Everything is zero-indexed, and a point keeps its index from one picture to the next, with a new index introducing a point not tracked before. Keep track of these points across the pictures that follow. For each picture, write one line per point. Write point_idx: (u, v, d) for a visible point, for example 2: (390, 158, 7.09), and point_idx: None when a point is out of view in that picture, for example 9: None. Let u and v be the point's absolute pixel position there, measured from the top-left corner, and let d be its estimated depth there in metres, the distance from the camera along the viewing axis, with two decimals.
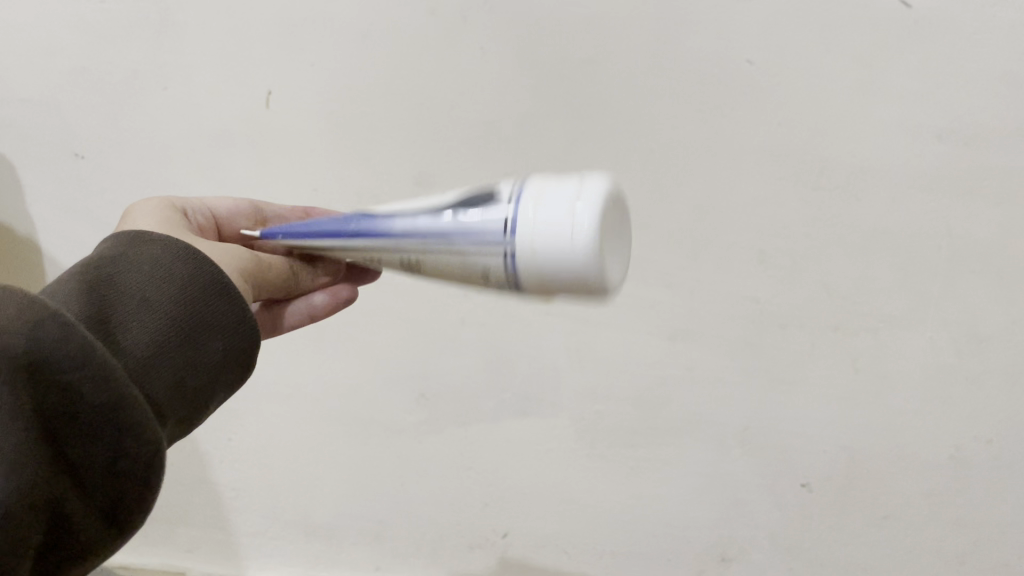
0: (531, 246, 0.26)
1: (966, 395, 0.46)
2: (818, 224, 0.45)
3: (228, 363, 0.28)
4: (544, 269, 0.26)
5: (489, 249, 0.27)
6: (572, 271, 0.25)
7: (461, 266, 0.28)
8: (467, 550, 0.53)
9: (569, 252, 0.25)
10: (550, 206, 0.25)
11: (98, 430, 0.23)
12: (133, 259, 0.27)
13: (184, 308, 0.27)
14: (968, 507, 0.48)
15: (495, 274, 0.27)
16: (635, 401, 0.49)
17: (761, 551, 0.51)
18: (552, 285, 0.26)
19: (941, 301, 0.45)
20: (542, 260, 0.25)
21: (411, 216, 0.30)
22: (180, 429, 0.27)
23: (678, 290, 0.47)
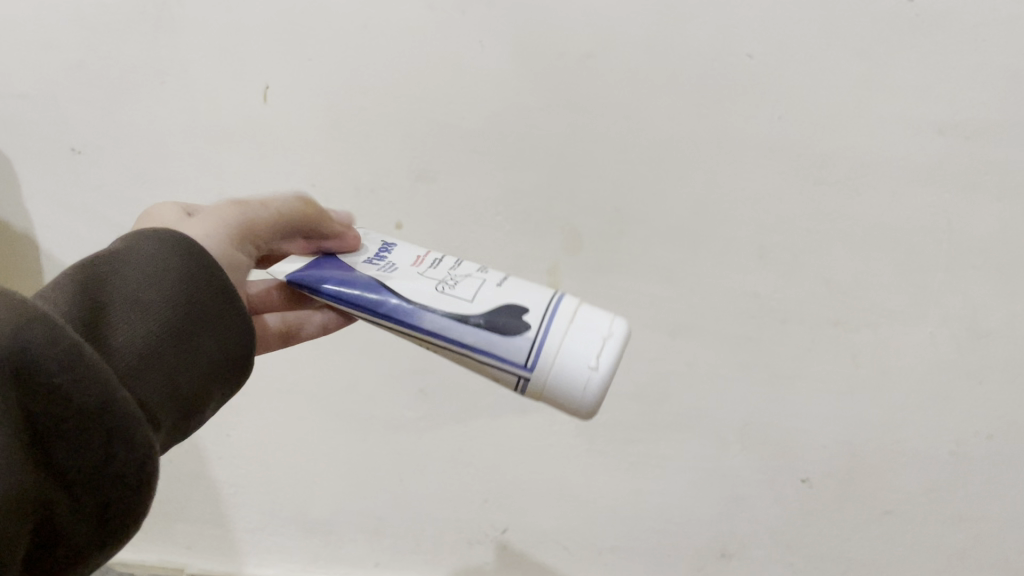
0: (549, 379, 0.29)
1: (967, 389, 0.46)
2: (819, 218, 0.45)
3: (221, 362, 0.28)
4: (551, 387, 0.30)
5: (506, 360, 0.30)
6: (574, 407, 0.30)
7: (470, 361, 0.31)
8: (467, 546, 0.53)
9: (582, 402, 0.29)
10: (569, 372, 0.29)
11: (88, 432, 0.23)
12: (125, 256, 0.27)
13: (177, 306, 0.26)
14: (968, 501, 0.48)
15: (501, 375, 0.31)
16: (636, 396, 0.49)
17: (761, 546, 0.51)
18: (552, 399, 0.30)
19: (941, 296, 0.45)
20: (554, 387, 0.29)
21: (443, 315, 0.31)
22: (174, 428, 0.27)
23: (678, 286, 0.47)
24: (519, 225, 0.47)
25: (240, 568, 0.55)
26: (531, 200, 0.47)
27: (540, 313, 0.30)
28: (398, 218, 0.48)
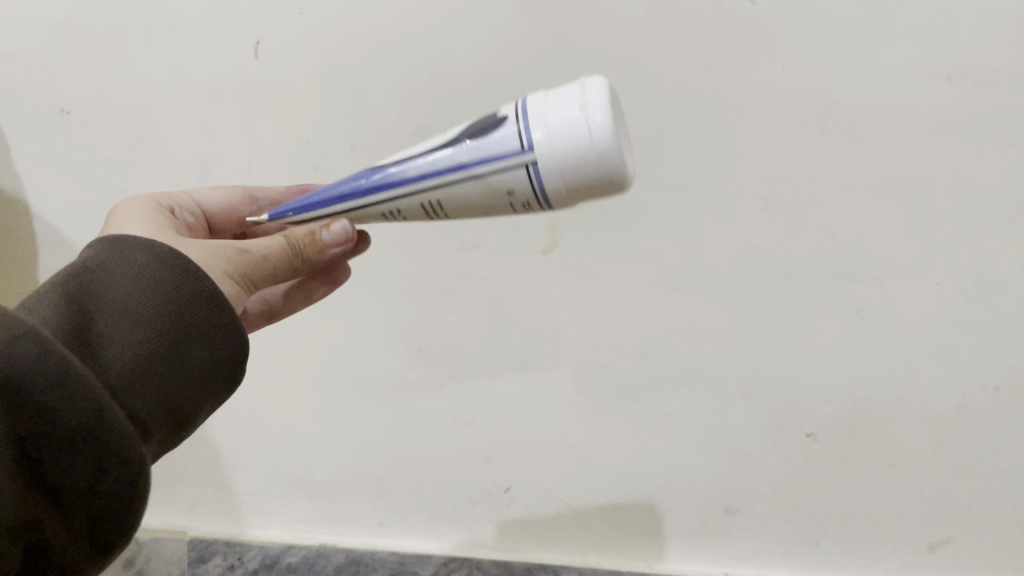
0: (553, 154, 0.30)
1: (975, 341, 0.46)
2: (825, 169, 0.44)
3: (215, 367, 0.29)
4: (559, 162, 0.29)
5: (507, 167, 0.31)
6: (588, 170, 0.29)
7: (482, 199, 0.32)
8: (471, 505, 0.51)
9: (588, 152, 0.29)
10: (567, 120, 0.29)
11: (76, 450, 0.24)
12: (117, 268, 0.28)
13: (168, 317, 0.28)
14: (976, 454, 0.48)
15: (520, 200, 0.31)
16: (638, 353, 0.48)
17: (767, 504, 0.50)
18: (569, 182, 0.30)
19: (949, 247, 0.45)
20: (560, 158, 0.29)
21: (427, 161, 0.33)
22: (169, 433, 0.28)
23: (681, 241, 0.46)
24: None
25: (244, 530, 0.53)
26: None
27: (513, 107, 0.31)
28: None
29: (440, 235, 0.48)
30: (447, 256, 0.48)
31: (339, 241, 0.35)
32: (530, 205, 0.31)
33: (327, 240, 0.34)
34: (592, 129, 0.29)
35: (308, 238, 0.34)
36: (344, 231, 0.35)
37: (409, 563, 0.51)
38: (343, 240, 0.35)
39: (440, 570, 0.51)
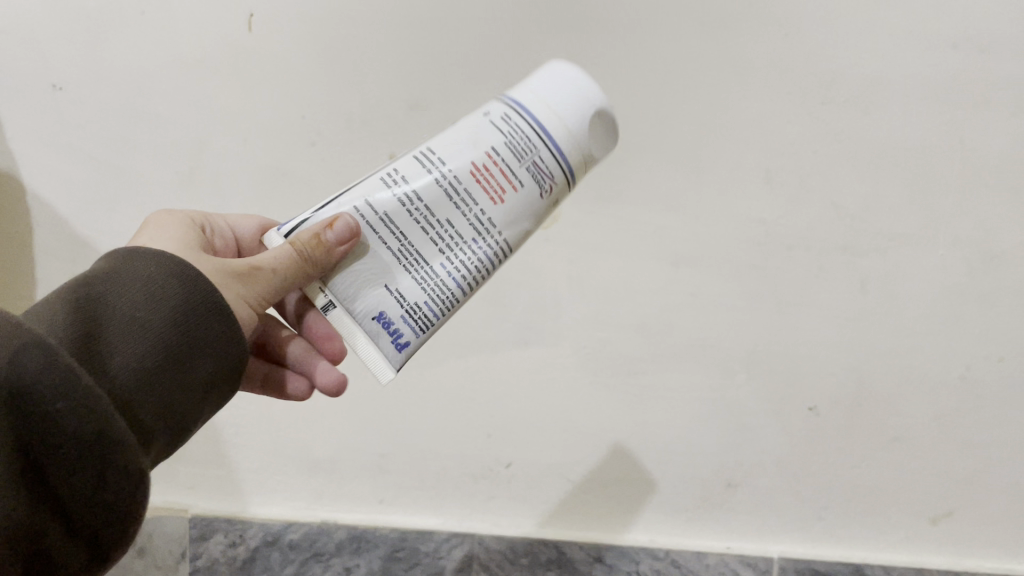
0: (528, 83, 0.32)
1: (980, 312, 0.46)
2: (827, 139, 0.43)
3: (216, 380, 0.28)
4: (538, 86, 0.31)
5: (489, 106, 0.32)
6: (564, 82, 0.31)
7: (471, 133, 0.31)
8: (471, 481, 0.51)
9: (560, 73, 0.32)
10: (541, 75, 0.32)
11: (81, 460, 0.23)
12: (124, 275, 0.26)
13: (176, 328, 0.26)
14: (979, 425, 0.48)
15: (500, 116, 0.31)
16: (639, 328, 0.48)
17: (769, 478, 0.49)
18: (551, 94, 0.31)
19: (954, 217, 0.44)
20: (536, 80, 0.32)
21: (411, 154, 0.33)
22: (165, 445, 0.27)
23: (683, 214, 0.45)
24: None
25: (244, 507, 0.53)
26: None
27: None
28: (389, 149, 0.46)
29: None
30: None
31: (346, 237, 0.30)
32: (516, 122, 0.31)
33: (333, 239, 0.30)
34: (572, 72, 0.32)
35: (312, 239, 0.30)
36: (349, 224, 0.30)
37: (411, 538, 0.51)
38: (350, 235, 0.30)
39: (443, 544, 0.51)
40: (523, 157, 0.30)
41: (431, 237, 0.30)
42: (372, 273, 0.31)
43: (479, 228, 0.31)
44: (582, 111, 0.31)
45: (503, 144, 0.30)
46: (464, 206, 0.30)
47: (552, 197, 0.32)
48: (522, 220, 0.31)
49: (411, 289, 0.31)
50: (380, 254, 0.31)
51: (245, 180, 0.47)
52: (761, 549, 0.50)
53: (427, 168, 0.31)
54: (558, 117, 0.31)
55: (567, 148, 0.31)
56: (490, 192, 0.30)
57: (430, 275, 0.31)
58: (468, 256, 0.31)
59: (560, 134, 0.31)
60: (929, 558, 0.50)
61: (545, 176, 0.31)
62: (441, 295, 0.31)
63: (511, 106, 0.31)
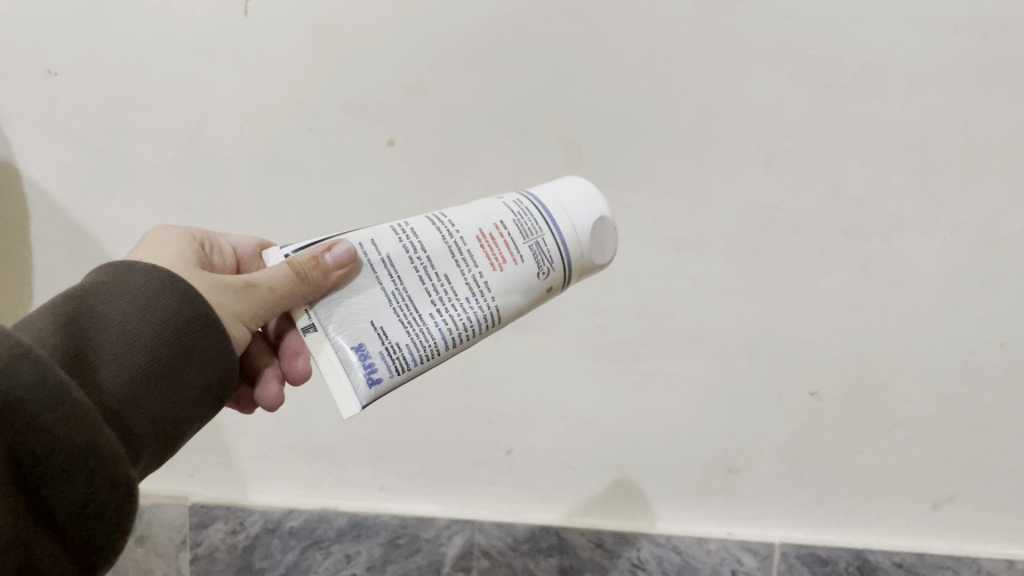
0: (545, 186, 0.35)
1: (982, 297, 0.45)
2: (829, 123, 0.43)
3: (205, 395, 0.28)
4: (554, 188, 0.35)
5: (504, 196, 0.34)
6: (578, 189, 0.35)
7: (484, 208, 0.33)
8: (472, 468, 0.51)
9: (574, 185, 0.35)
10: (553, 185, 0.35)
11: (70, 471, 0.22)
12: (114, 289, 0.26)
13: (167, 340, 0.26)
14: (981, 410, 0.47)
15: (514, 200, 0.34)
16: (640, 314, 0.47)
17: (770, 463, 0.49)
18: (566, 196, 0.34)
19: (956, 201, 0.44)
20: (552, 184, 0.35)
21: None
22: (153, 461, 0.26)
23: (684, 199, 0.45)
24: (517, 140, 0.45)
25: (244, 495, 0.53)
26: (530, 112, 0.44)
27: None
28: (388, 135, 0.46)
29: (436, 196, 0.47)
30: None
31: (345, 261, 0.30)
32: (527, 205, 0.33)
33: (331, 263, 0.30)
34: (586, 184, 0.35)
35: (311, 261, 0.30)
36: (349, 251, 0.30)
37: (411, 525, 0.51)
38: (348, 261, 0.30)
39: (443, 531, 0.51)
40: (529, 235, 0.32)
41: (425, 287, 0.31)
42: (361, 308, 0.30)
43: (472, 288, 0.31)
44: (586, 214, 0.34)
45: (513, 219, 0.32)
46: (463, 265, 0.31)
47: (546, 287, 0.33)
48: (516, 296, 0.32)
49: (395, 332, 0.30)
50: (373, 292, 0.30)
51: (243, 166, 0.47)
52: (762, 535, 0.50)
53: (437, 226, 0.32)
54: (568, 216, 0.33)
55: (574, 247, 0.33)
56: (490, 260, 0.31)
57: (417, 321, 0.30)
58: (457, 311, 0.31)
59: (569, 233, 0.33)
60: (929, 542, 0.50)
61: (545, 261, 0.32)
62: (424, 345, 0.30)
63: (526, 196, 0.34)
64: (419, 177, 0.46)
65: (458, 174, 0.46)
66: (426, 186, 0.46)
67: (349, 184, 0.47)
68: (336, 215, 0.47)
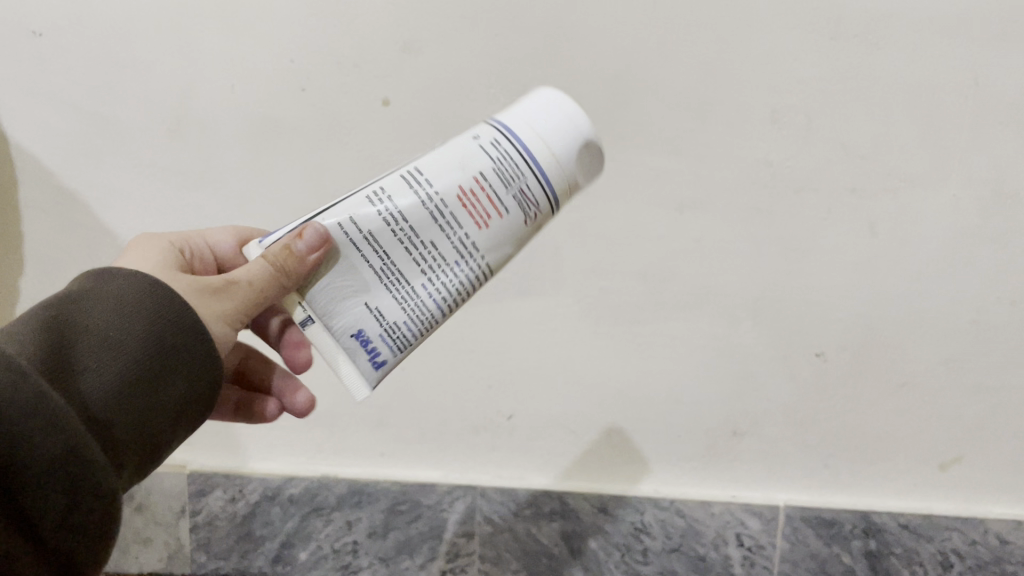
0: (518, 109, 0.31)
1: (992, 254, 0.44)
2: (836, 76, 0.42)
3: (192, 401, 0.27)
4: (528, 115, 0.31)
5: (476, 131, 0.31)
6: (554, 113, 0.31)
7: (460, 155, 0.30)
8: (473, 433, 0.50)
9: (550, 104, 0.31)
10: (528, 103, 0.32)
11: (49, 480, 0.22)
12: (97, 295, 0.26)
13: (151, 347, 0.26)
14: (988, 369, 0.47)
15: (491, 139, 0.30)
16: (642, 276, 0.46)
17: (774, 426, 0.49)
18: (543, 127, 0.31)
19: (966, 157, 0.43)
20: (525, 107, 0.31)
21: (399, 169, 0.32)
22: (137, 469, 0.26)
23: (687, 157, 0.44)
24: (515, 98, 0.44)
25: (243, 463, 0.53)
26: (528, 69, 0.43)
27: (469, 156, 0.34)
28: (383, 94, 0.44)
29: None
30: None
31: (317, 244, 0.29)
32: (507, 146, 0.30)
33: (303, 249, 0.29)
34: (563, 102, 0.32)
35: (282, 250, 0.29)
36: (319, 233, 0.29)
37: (412, 491, 0.50)
38: (321, 243, 0.29)
39: (444, 497, 0.50)
40: (511, 183, 0.30)
41: (413, 259, 0.30)
42: (354, 290, 0.30)
43: (461, 251, 0.30)
44: (567, 145, 0.31)
45: (492, 169, 0.30)
46: (449, 231, 0.30)
47: (535, 226, 0.32)
48: (505, 245, 0.31)
49: (391, 311, 0.30)
50: (362, 272, 0.30)
51: (234, 128, 0.46)
52: (767, 498, 0.49)
53: (414, 186, 0.30)
54: (549, 154, 0.30)
55: (557, 183, 0.31)
56: (474, 220, 0.30)
57: (410, 295, 0.30)
58: (449, 277, 0.30)
59: (551, 171, 0.30)
60: (935, 504, 0.49)
61: (531, 206, 0.31)
62: (421, 316, 0.30)
63: (500, 129, 0.31)
64: (416, 137, 0.45)
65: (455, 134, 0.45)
66: (423, 146, 0.45)
67: (344, 146, 0.46)
68: (331, 177, 0.46)
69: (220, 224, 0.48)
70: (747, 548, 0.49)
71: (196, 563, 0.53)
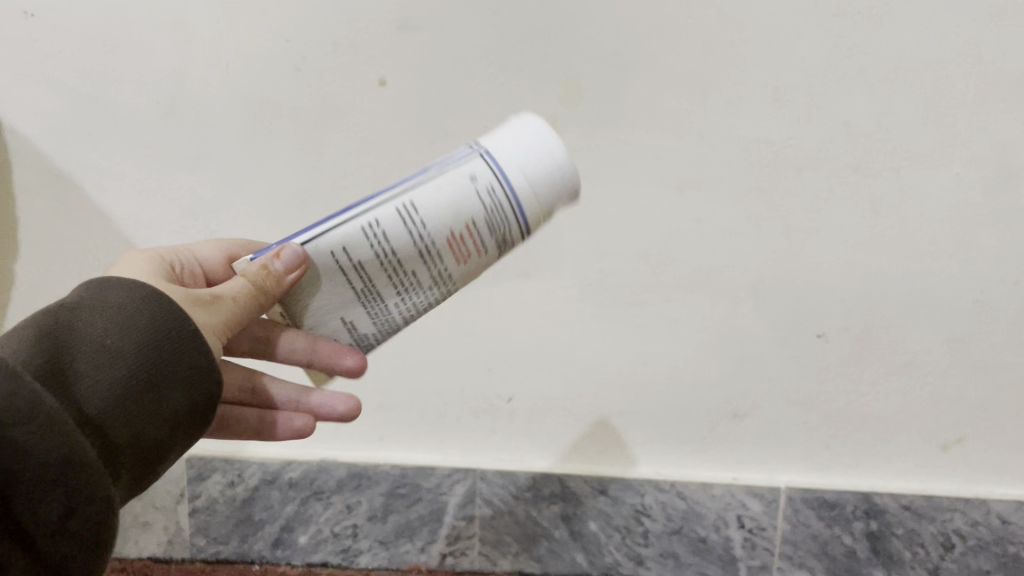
0: (514, 147, 0.29)
1: (996, 233, 0.44)
2: (838, 54, 0.41)
3: (193, 413, 0.27)
4: (524, 162, 0.29)
5: (471, 166, 0.29)
6: (548, 164, 0.29)
7: (453, 199, 0.29)
8: (472, 416, 0.50)
9: (548, 150, 0.30)
10: (522, 137, 0.30)
11: (38, 489, 0.22)
12: (96, 304, 0.26)
13: (147, 354, 0.25)
14: (991, 349, 0.47)
15: (485, 186, 0.29)
16: (642, 257, 0.46)
17: (776, 407, 0.48)
18: (536, 179, 0.29)
19: (970, 135, 0.42)
20: (522, 149, 0.29)
21: (394, 183, 0.30)
22: (137, 482, 0.26)
23: (687, 137, 0.43)
24: (513, 77, 0.43)
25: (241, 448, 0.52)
26: (526, 47, 0.42)
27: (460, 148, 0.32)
28: (379, 74, 0.44)
29: (431, 137, 0.45)
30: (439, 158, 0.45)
31: (295, 264, 0.29)
32: (499, 199, 0.29)
33: (282, 268, 0.29)
34: (557, 145, 0.30)
35: (261, 270, 0.29)
36: (297, 254, 0.29)
37: (412, 474, 0.50)
38: (299, 263, 0.30)
39: (444, 481, 0.50)
40: (496, 233, 0.30)
41: (394, 289, 0.30)
42: (333, 306, 0.31)
43: (438, 280, 0.31)
44: (554, 192, 0.30)
45: (482, 222, 0.29)
46: (432, 270, 0.30)
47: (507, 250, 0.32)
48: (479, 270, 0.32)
49: (364, 323, 0.31)
50: (342, 291, 0.30)
51: (230, 109, 0.45)
52: (768, 480, 0.49)
53: (407, 224, 0.29)
54: (536, 208, 0.30)
55: (536, 226, 0.31)
56: (456, 262, 0.30)
57: (385, 313, 0.31)
58: (420, 299, 0.31)
59: (534, 218, 0.30)
60: (938, 485, 0.49)
61: (508, 245, 0.31)
62: (393, 327, 0.32)
63: (496, 173, 0.29)
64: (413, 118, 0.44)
65: (453, 114, 0.44)
66: (420, 127, 0.45)
67: (340, 127, 0.45)
68: (328, 159, 0.46)
69: (216, 207, 0.48)
70: (748, 530, 0.49)
71: (196, 548, 0.53)
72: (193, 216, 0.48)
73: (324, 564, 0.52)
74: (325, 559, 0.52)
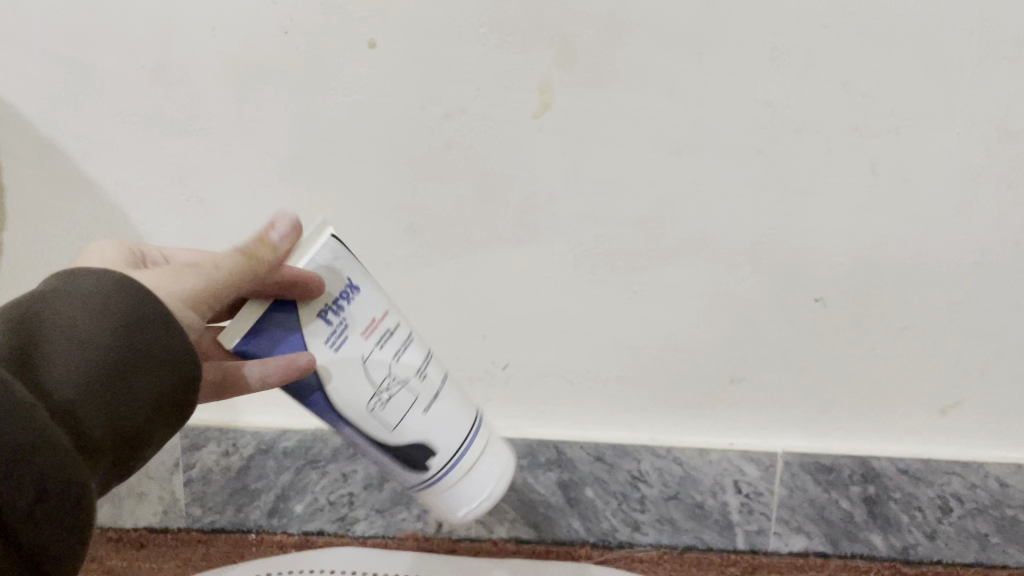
0: None
1: (995, 194, 0.44)
2: (837, 11, 0.41)
3: (168, 400, 0.28)
4: None
5: None
6: None
7: None
8: (468, 384, 0.50)
9: None
10: None
11: (19, 475, 0.23)
12: (67, 291, 0.27)
13: (121, 343, 0.26)
14: (990, 312, 0.46)
15: None
16: (638, 222, 0.45)
17: (773, 372, 0.48)
18: None
19: (971, 93, 0.42)
20: None
21: None
22: (116, 466, 0.27)
23: (684, 98, 0.43)
24: (506, 38, 0.42)
25: (237, 417, 0.52)
26: (519, 7, 0.42)
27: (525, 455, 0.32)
28: (369, 36, 0.43)
29: (422, 100, 0.44)
30: (431, 123, 0.44)
31: (289, 232, 0.32)
32: None
33: (276, 235, 0.31)
34: None
35: (254, 238, 0.31)
36: (290, 224, 0.32)
37: None
38: (292, 231, 0.32)
39: None
40: None
41: None
42: None
43: None
44: None
45: None
46: None
47: None
48: None
49: None
50: None
51: (218, 74, 0.44)
52: (766, 445, 0.49)
53: None
54: None
55: None
56: None
57: None
58: None
59: None
60: (935, 449, 0.49)
61: None
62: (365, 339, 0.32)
63: None
64: (404, 82, 0.44)
65: (445, 77, 0.43)
66: (411, 90, 0.44)
67: (330, 91, 0.44)
68: (318, 124, 0.45)
69: (205, 175, 0.47)
70: (746, 495, 0.49)
71: (191, 518, 0.52)
72: (181, 183, 0.47)
73: (321, 532, 0.51)
74: (321, 528, 0.51)
